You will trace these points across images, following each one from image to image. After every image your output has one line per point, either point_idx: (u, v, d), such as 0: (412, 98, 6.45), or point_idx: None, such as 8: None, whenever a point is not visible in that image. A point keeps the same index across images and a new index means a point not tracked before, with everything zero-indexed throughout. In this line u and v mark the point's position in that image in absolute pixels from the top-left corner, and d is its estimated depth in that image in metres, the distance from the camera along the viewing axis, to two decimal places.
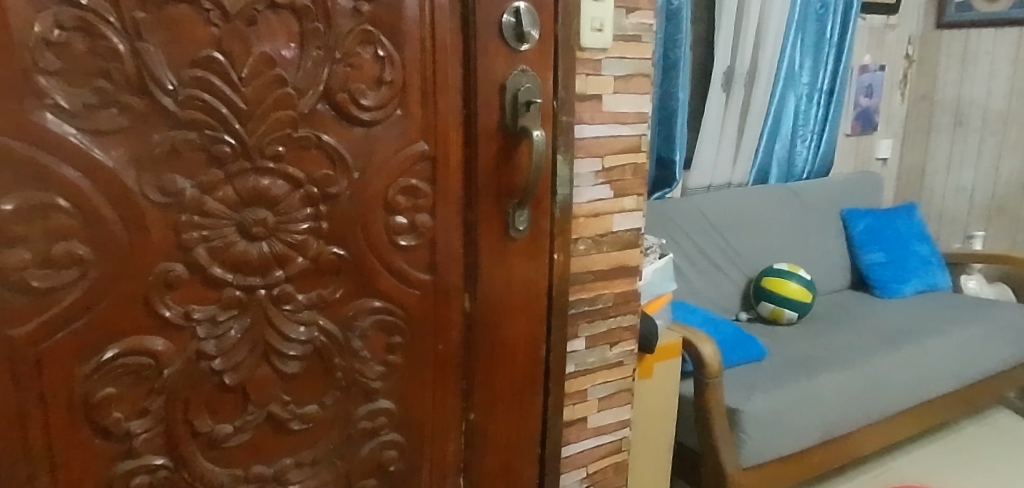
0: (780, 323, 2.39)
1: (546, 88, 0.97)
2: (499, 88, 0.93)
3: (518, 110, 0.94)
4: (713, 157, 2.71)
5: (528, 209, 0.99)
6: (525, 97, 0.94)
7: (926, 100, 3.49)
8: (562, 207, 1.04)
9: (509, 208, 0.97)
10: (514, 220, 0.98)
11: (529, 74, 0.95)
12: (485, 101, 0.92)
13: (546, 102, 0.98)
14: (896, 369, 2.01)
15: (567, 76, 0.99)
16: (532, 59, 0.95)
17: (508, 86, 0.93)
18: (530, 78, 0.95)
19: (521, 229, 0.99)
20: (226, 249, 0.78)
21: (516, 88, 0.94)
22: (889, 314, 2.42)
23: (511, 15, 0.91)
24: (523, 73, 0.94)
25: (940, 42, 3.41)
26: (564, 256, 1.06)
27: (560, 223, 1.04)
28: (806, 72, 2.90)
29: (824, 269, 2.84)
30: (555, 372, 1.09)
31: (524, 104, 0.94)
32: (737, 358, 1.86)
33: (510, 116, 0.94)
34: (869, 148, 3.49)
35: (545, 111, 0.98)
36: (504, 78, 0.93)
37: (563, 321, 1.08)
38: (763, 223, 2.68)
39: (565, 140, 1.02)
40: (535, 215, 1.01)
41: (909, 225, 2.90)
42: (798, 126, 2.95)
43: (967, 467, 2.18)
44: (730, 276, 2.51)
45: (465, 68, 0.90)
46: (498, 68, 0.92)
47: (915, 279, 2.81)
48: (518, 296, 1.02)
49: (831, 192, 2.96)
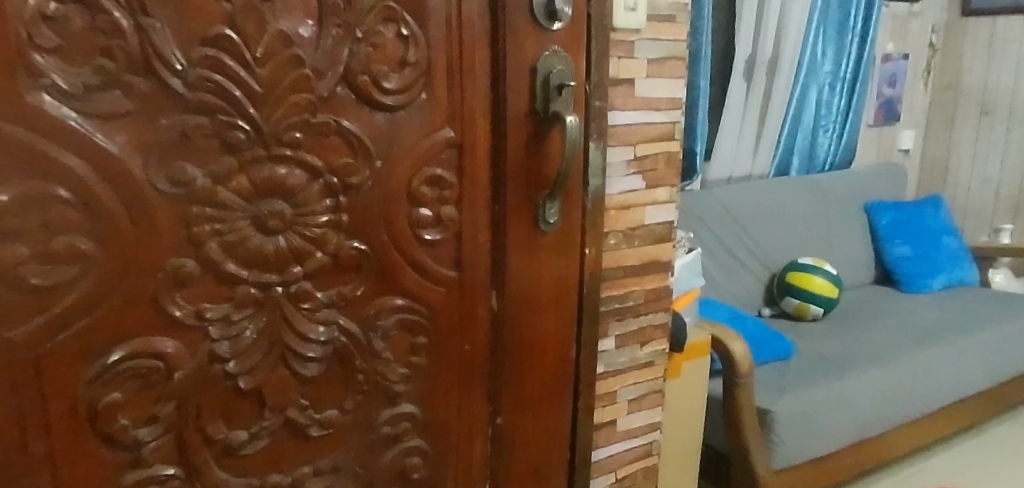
0: (806, 319, 2.32)
1: (578, 71, 0.91)
2: (530, 70, 0.87)
3: (550, 94, 0.88)
4: (735, 148, 2.63)
5: (559, 200, 0.93)
6: (558, 79, 0.88)
7: (950, 89, 3.40)
8: (593, 198, 0.98)
9: (539, 199, 0.92)
10: (544, 211, 0.93)
11: (562, 55, 0.89)
12: (515, 84, 0.86)
13: (578, 86, 0.92)
14: (928, 365, 1.95)
15: (599, 59, 0.93)
16: (564, 40, 0.89)
17: (540, 68, 0.87)
18: (563, 60, 0.89)
19: (551, 222, 0.94)
20: (241, 244, 0.72)
21: (548, 70, 0.88)
22: (917, 309, 2.35)
23: None
24: (556, 55, 0.88)
25: (965, 30, 3.31)
26: (596, 251, 1.00)
27: (592, 214, 0.98)
28: (829, 60, 2.81)
29: (849, 263, 2.77)
30: (585, 372, 1.03)
31: (557, 87, 0.88)
32: (765, 356, 1.80)
33: (541, 100, 0.88)
34: (892, 139, 3.40)
35: (577, 96, 0.92)
36: (536, 60, 0.87)
37: (593, 319, 1.02)
38: (787, 216, 2.61)
39: (598, 126, 0.96)
40: (565, 206, 0.95)
41: (935, 218, 2.82)
42: (820, 116, 2.86)
43: (1000, 466, 2.12)
44: (753, 271, 2.44)
45: (494, 49, 0.84)
46: (529, 49, 0.86)
47: (942, 273, 2.73)
48: (548, 293, 0.96)
49: (855, 184, 2.88)
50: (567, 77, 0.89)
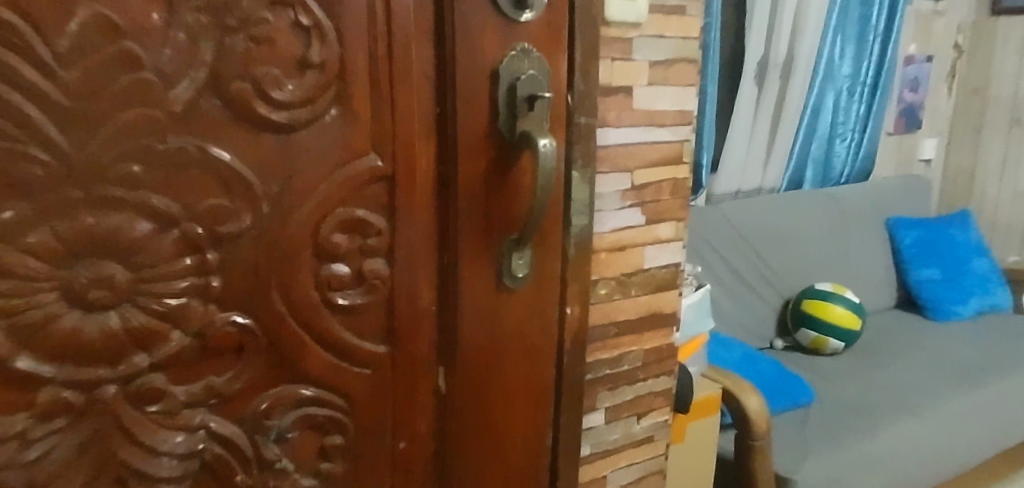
0: (823, 352, 2.10)
1: (556, 76, 0.68)
2: (490, 75, 0.64)
3: (520, 107, 0.65)
4: (745, 157, 2.39)
5: (532, 246, 0.70)
6: (529, 88, 0.65)
7: (977, 94, 3.15)
8: (577, 242, 0.74)
9: (505, 248, 0.68)
10: (513, 262, 0.69)
11: (535, 56, 0.66)
12: (471, 94, 0.62)
13: (557, 96, 0.69)
14: (965, 414, 1.74)
15: (585, 61, 0.70)
16: (537, 34, 0.66)
17: (505, 73, 0.64)
18: (536, 62, 0.66)
19: (519, 275, 0.69)
20: (43, 328, 0.49)
21: (513, 76, 0.64)
22: (947, 343, 2.14)
23: None
24: (527, 55, 0.65)
25: (993, 31, 3.06)
26: (580, 308, 0.77)
27: (577, 261, 0.75)
28: (848, 63, 2.58)
29: (869, 286, 2.54)
30: (565, 465, 0.80)
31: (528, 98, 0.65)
32: (784, 403, 1.58)
33: (507, 115, 0.65)
34: (913, 148, 3.16)
35: (556, 109, 0.69)
36: (500, 61, 0.64)
37: (577, 397, 0.79)
38: (804, 235, 2.38)
39: (583, 147, 0.73)
40: (539, 254, 0.71)
41: (964, 237, 2.59)
42: (838, 123, 2.62)
43: None
44: (765, 298, 2.21)
45: (439, 44, 0.61)
46: (488, 46, 0.63)
47: (972, 299, 2.50)
48: (519, 368, 0.73)
49: (876, 198, 2.65)
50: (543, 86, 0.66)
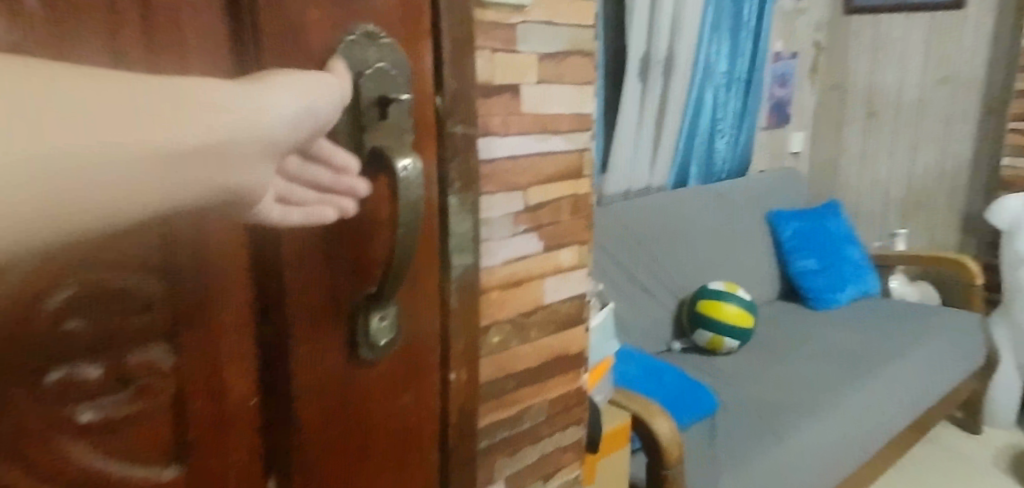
0: (720, 353, 2.05)
1: (417, 73, 0.50)
2: (321, 73, 0.45)
3: (366, 117, 0.46)
4: (632, 157, 2.32)
5: (398, 299, 0.52)
6: (378, 89, 0.47)
7: (836, 90, 3.29)
8: (458, 285, 0.57)
9: (359, 306, 0.50)
10: (374, 325, 0.50)
11: (386, 42, 0.47)
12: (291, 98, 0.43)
13: (420, 98, 0.51)
14: (862, 409, 1.74)
15: (455, 51, 0.53)
16: (387, 14, 0.48)
17: (342, 69, 0.45)
18: (389, 51, 0.48)
19: (382, 344, 0.51)
20: None
21: (360, 69, 0.46)
22: (836, 333, 2.17)
23: None
24: (373, 43, 0.47)
25: (848, 29, 3.20)
26: (467, 374, 0.60)
27: (460, 310, 0.57)
28: (724, 59, 2.58)
29: (756, 280, 2.55)
30: None
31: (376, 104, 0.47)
32: (693, 415, 1.51)
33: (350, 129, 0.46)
34: (783, 142, 3.26)
35: (420, 116, 0.51)
36: (333, 52, 0.45)
37: (469, 480, 0.62)
38: (695, 234, 2.35)
39: (459, 165, 0.55)
40: (411, 307, 0.53)
41: (837, 227, 2.67)
42: (718, 120, 2.62)
43: None
44: (662, 301, 2.14)
45: (237, 27, 0.41)
46: (316, 33, 0.44)
47: (849, 286, 2.57)
48: (388, 461, 0.54)
49: (756, 193, 2.68)
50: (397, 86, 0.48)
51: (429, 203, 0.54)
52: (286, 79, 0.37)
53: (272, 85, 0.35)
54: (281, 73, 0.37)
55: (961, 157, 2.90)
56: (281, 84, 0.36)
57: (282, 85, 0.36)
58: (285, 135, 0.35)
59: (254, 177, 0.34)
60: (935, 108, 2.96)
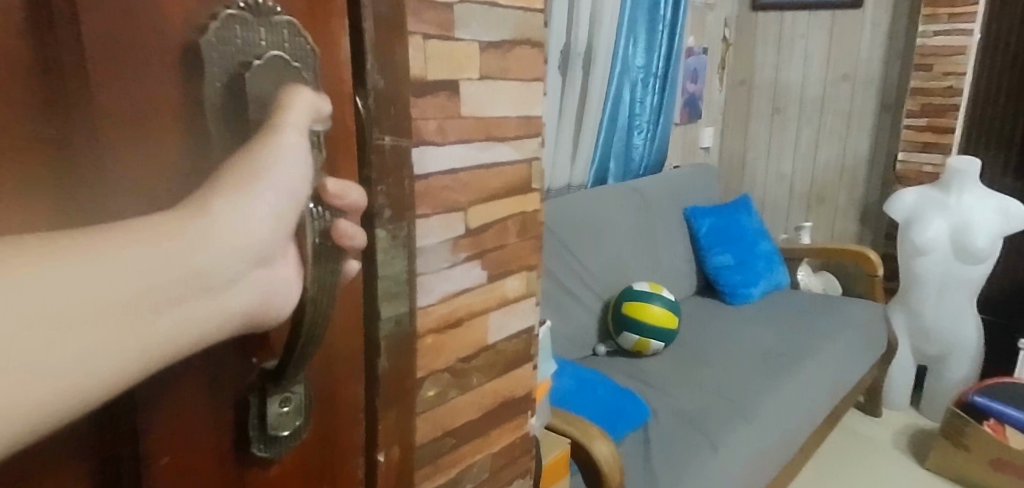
0: (646, 355, 2.00)
1: (333, 75, 0.42)
2: (186, 63, 0.36)
3: (252, 117, 0.37)
4: (553, 155, 2.23)
5: (306, 377, 0.42)
6: (269, 84, 0.38)
7: (744, 85, 3.34)
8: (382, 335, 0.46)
9: (254, 391, 0.39)
10: (274, 414, 0.40)
11: (281, 16, 0.38)
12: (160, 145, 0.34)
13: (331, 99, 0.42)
14: (787, 408, 1.73)
15: (376, 52, 0.44)
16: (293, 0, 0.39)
17: (217, 54, 0.36)
18: (286, 30, 0.39)
19: (288, 430, 0.41)
20: None
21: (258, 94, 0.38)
22: (755, 330, 2.18)
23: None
24: (263, 18, 0.37)
25: (755, 25, 3.25)
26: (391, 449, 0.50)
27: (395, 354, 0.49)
28: (640, 54, 2.53)
29: (675, 277, 2.54)
30: None
31: (268, 102, 0.38)
32: (624, 428, 1.44)
33: (230, 131, 0.37)
34: (694, 137, 3.28)
35: (337, 127, 0.42)
36: (204, 33, 0.36)
37: None
38: (616, 232, 2.30)
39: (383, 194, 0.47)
40: (324, 371, 0.44)
41: (750, 222, 2.70)
42: (635, 115, 2.59)
43: None
44: (586, 303, 2.07)
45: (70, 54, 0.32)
46: (186, 15, 0.36)
47: (762, 280, 2.61)
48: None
49: (673, 189, 2.67)
50: (297, 76, 0.39)
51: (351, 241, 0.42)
52: (248, 174, 0.35)
53: (224, 199, 0.33)
54: (238, 169, 0.35)
55: (860, 153, 3.02)
56: (233, 194, 0.34)
57: (233, 189, 0.34)
58: (238, 251, 0.33)
59: (209, 305, 0.33)
60: (836, 104, 3.06)
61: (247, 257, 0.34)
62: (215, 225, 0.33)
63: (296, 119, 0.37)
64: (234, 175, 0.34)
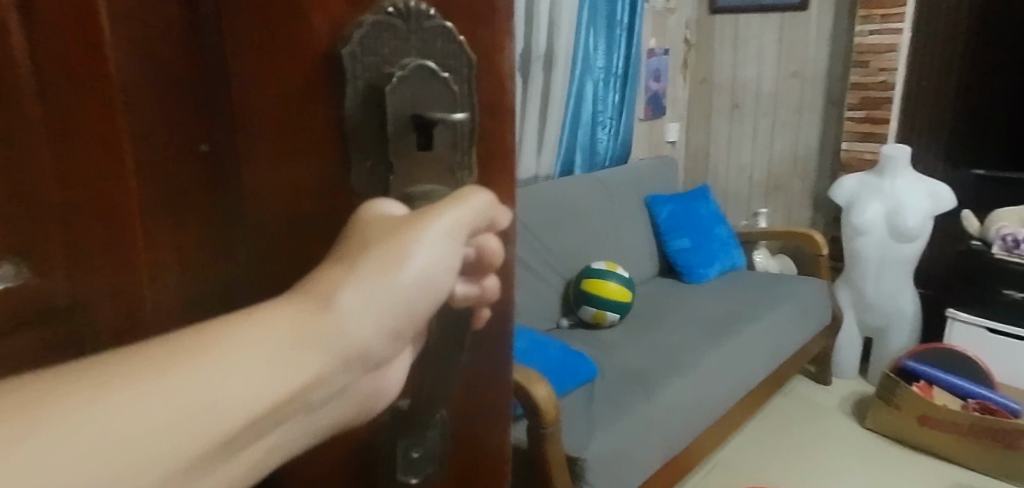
0: (603, 326, 2.21)
1: (490, 77, 0.43)
2: (331, 71, 0.37)
3: (389, 121, 0.38)
4: (518, 150, 2.47)
5: (442, 426, 0.45)
6: (412, 91, 0.39)
7: (705, 83, 3.57)
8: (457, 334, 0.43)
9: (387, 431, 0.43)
10: (404, 458, 0.44)
11: (433, 20, 0.39)
12: (312, 214, 0.38)
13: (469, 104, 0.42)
14: (722, 366, 1.95)
15: None
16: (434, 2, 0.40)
17: (359, 64, 0.37)
18: (440, 36, 0.40)
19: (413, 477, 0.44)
20: None
21: (404, 106, 0.38)
22: (701, 303, 2.41)
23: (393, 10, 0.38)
24: (413, 24, 0.39)
25: (713, 27, 3.48)
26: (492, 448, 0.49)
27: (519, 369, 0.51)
28: (601, 55, 2.75)
29: (636, 260, 2.76)
30: None
31: (409, 109, 0.39)
32: (572, 384, 1.63)
33: (370, 131, 0.38)
34: (660, 132, 3.51)
35: (486, 131, 0.44)
36: (347, 44, 0.37)
37: None
38: (578, 218, 2.51)
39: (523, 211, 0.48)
40: (467, 409, 0.47)
41: (707, 208, 2.92)
42: (598, 112, 2.80)
43: (775, 469, 2.28)
44: (549, 281, 2.28)
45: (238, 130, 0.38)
46: (332, 15, 0.36)
47: (717, 262, 2.83)
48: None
49: (634, 179, 2.89)
50: (442, 82, 0.40)
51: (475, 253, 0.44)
52: (381, 260, 0.37)
53: (354, 292, 0.36)
54: (375, 256, 0.37)
55: (811, 144, 3.25)
56: (356, 288, 0.36)
57: (355, 283, 0.36)
58: (351, 353, 0.36)
59: (316, 412, 0.36)
60: (787, 98, 3.29)
61: (364, 364, 0.37)
62: (342, 324, 0.36)
63: (458, 216, 0.40)
64: (369, 263, 0.37)
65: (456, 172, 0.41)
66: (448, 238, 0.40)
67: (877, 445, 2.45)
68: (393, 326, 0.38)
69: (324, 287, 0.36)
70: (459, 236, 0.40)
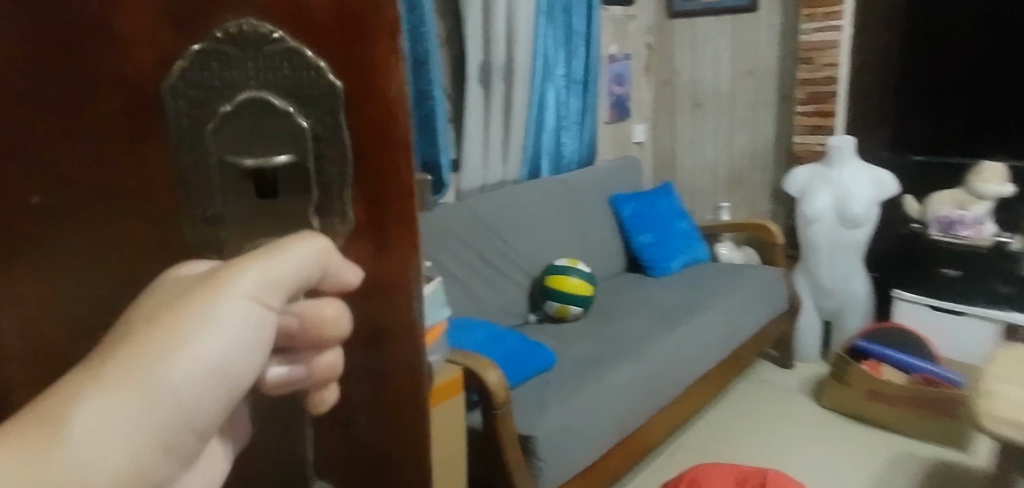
0: (567, 320, 2.37)
1: (356, 88, 0.42)
2: (157, 100, 0.41)
3: (212, 151, 0.42)
4: (483, 157, 2.61)
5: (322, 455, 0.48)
6: (247, 122, 0.42)
7: (668, 84, 3.74)
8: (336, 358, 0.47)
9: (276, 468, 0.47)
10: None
11: (277, 43, 0.41)
12: (124, 269, 0.42)
13: (324, 131, 0.42)
14: (673, 351, 2.11)
15: None
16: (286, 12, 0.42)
17: (185, 97, 0.41)
18: (283, 58, 0.41)
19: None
20: None
21: (235, 137, 0.42)
22: (659, 294, 2.58)
23: (225, 33, 0.41)
24: (249, 47, 0.41)
25: (672, 31, 3.65)
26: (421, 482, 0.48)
27: (425, 429, 0.48)
28: (560, 63, 2.91)
29: (602, 256, 2.91)
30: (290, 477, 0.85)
31: (241, 141, 0.42)
32: (529, 369, 1.79)
33: (203, 160, 0.42)
34: (626, 133, 3.67)
35: (355, 144, 0.43)
36: (172, 75, 0.40)
37: None
38: (543, 219, 2.66)
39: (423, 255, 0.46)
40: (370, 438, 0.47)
41: (668, 203, 3.08)
42: (561, 117, 2.95)
43: (734, 443, 2.43)
44: (515, 280, 2.43)
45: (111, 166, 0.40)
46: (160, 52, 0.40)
47: (680, 255, 2.99)
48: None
49: (598, 179, 3.04)
50: (283, 113, 0.42)
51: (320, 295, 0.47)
52: (180, 335, 0.43)
53: (143, 369, 0.41)
54: (164, 336, 0.42)
55: (768, 139, 3.41)
56: (136, 363, 0.41)
57: (132, 365, 0.41)
58: (154, 429, 0.42)
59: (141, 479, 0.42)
60: (744, 96, 3.46)
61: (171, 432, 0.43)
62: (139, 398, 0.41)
63: (270, 275, 0.44)
64: (156, 341, 0.42)
65: (305, 204, 0.44)
66: (248, 300, 0.45)
67: (832, 421, 2.61)
68: (192, 390, 0.44)
69: (108, 368, 0.40)
70: (271, 288, 0.45)
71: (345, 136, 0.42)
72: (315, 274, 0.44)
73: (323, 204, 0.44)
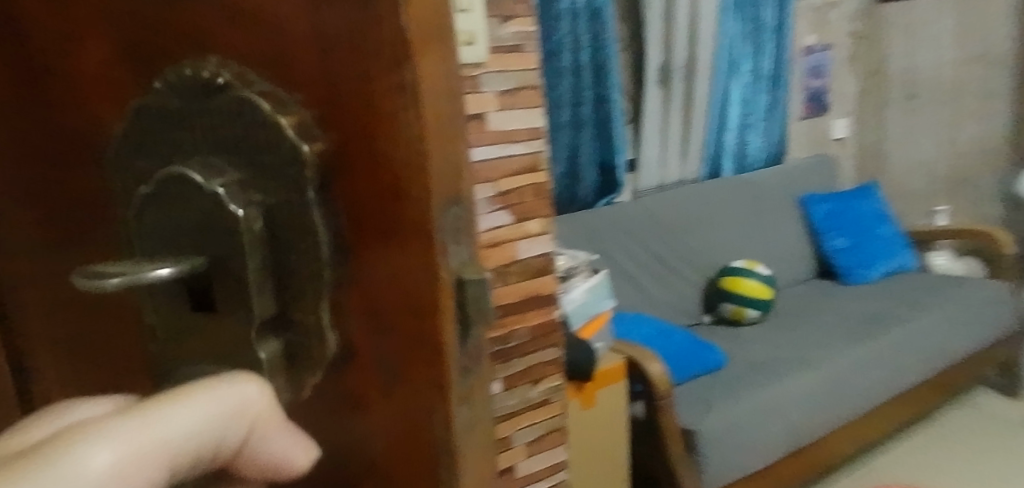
0: (743, 323, 2.28)
1: (347, 169, 0.26)
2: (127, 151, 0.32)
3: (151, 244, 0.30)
4: (661, 155, 2.58)
5: None
6: (181, 202, 0.29)
7: (876, 75, 3.41)
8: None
9: None
10: None
11: (225, 91, 0.28)
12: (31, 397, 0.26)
13: (285, 219, 0.27)
14: (863, 363, 1.94)
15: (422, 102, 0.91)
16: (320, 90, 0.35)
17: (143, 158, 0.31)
18: (233, 115, 0.28)
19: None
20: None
21: (176, 227, 0.29)
22: (852, 303, 2.38)
23: (174, 86, 0.30)
24: (201, 101, 0.29)
25: (883, 17, 3.32)
26: None
27: None
28: (748, 58, 2.77)
29: (787, 261, 2.74)
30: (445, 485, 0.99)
31: (182, 231, 0.29)
32: (697, 368, 1.76)
33: (156, 239, 0.31)
34: (824, 129, 3.41)
35: (350, 255, 0.27)
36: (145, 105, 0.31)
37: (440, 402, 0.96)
38: (723, 218, 2.57)
39: (458, 422, 0.26)
40: None
41: (869, 205, 2.82)
42: (747, 114, 2.81)
43: (941, 473, 2.16)
44: (689, 279, 2.39)
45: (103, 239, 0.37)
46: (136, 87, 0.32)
47: (881, 262, 2.72)
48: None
49: (787, 178, 2.87)
50: (211, 193, 0.28)
51: (245, 465, 0.27)
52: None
53: None
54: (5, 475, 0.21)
55: (1001, 133, 2.97)
56: None
57: None
58: None
59: None
60: (970, 85, 3.05)
61: None
62: None
63: (203, 409, 0.25)
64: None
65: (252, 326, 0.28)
66: (117, 478, 0.22)
67: None
68: None
69: None
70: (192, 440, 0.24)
71: (321, 225, 0.27)
72: (228, 446, 0.26)
73: (288, 346, 0.29)
